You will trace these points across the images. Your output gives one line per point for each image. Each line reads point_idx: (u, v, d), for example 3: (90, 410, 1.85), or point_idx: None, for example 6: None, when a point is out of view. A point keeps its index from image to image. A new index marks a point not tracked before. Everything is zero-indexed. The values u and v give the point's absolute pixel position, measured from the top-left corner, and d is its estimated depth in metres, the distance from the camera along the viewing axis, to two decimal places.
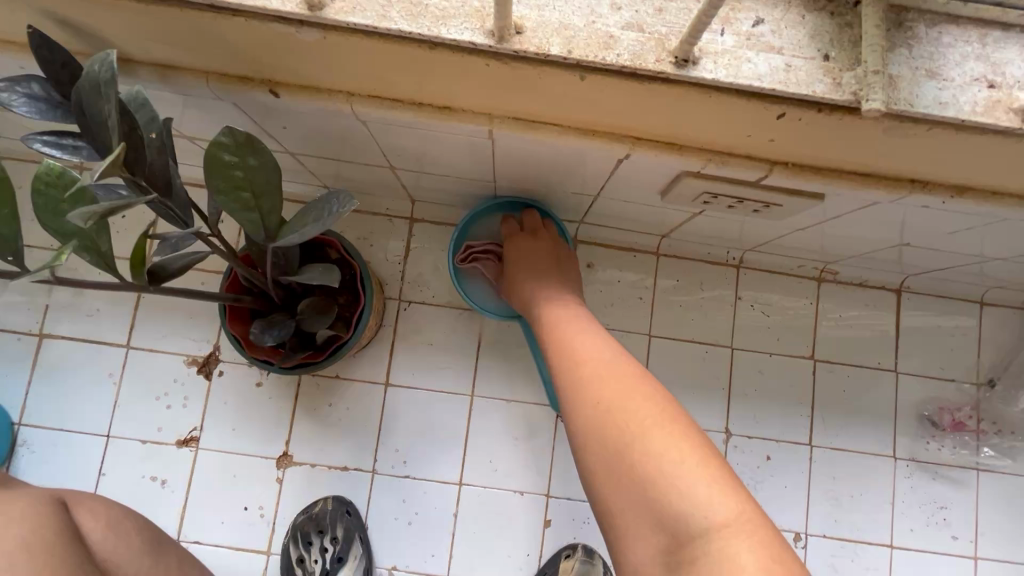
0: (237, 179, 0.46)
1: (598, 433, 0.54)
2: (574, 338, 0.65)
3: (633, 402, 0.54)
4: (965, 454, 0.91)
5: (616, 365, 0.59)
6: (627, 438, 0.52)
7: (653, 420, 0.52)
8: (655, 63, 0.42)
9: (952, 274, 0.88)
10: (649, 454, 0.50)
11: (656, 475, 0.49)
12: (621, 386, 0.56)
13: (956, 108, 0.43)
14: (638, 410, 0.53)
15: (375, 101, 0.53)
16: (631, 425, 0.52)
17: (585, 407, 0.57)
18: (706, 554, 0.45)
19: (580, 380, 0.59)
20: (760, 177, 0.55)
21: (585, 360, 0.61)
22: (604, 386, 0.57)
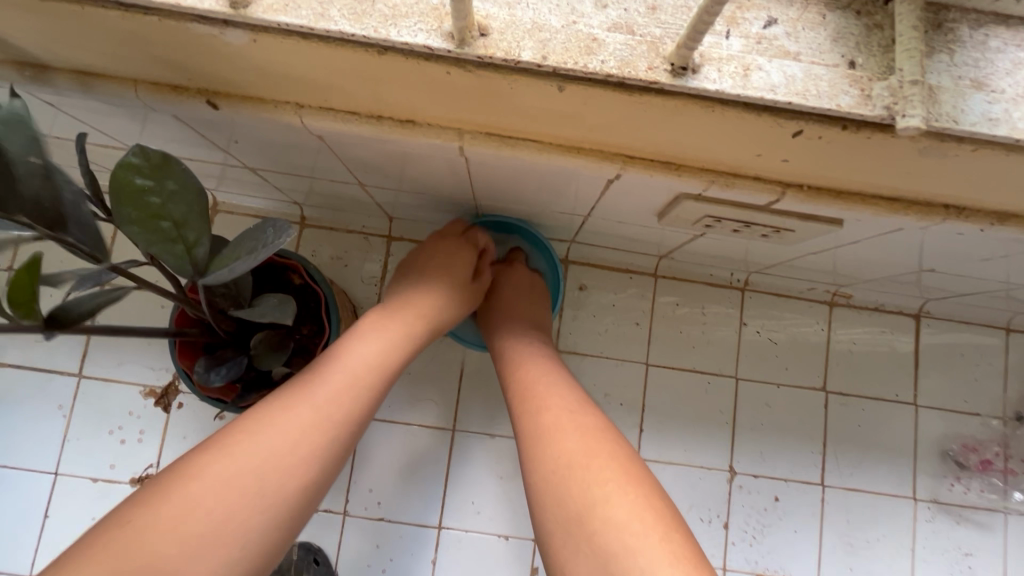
0: (153, 208, 0.40)
1: (556, 498, 0.48)
2: (541, 382, 0.60)
3: (598, 463, 0.49)
4: (992, 496, 0.83)
5: (581, 417, 0.54)
6: (587, 505, 0.46)
7: (618, 487, 0.47)
8: (647, 71, 0.35)
9: (978, 300, 0.80)
10: (612, 525, 0.45)
11: (616, 553, 0.43)
12: (588, 442, 0.51)
13: (1009, 125, 0.36)
14: (603, 473, 0.48)
15: (328, 113, 0.46)
16: (594, 490, 0.47)
17: (545, 461, 0.51)
18: None
19: (540, 432, 0.54)
20: (771, 201, 0.48)
21: (548, 407, 0.56)
22: (568, 440, 0.51)
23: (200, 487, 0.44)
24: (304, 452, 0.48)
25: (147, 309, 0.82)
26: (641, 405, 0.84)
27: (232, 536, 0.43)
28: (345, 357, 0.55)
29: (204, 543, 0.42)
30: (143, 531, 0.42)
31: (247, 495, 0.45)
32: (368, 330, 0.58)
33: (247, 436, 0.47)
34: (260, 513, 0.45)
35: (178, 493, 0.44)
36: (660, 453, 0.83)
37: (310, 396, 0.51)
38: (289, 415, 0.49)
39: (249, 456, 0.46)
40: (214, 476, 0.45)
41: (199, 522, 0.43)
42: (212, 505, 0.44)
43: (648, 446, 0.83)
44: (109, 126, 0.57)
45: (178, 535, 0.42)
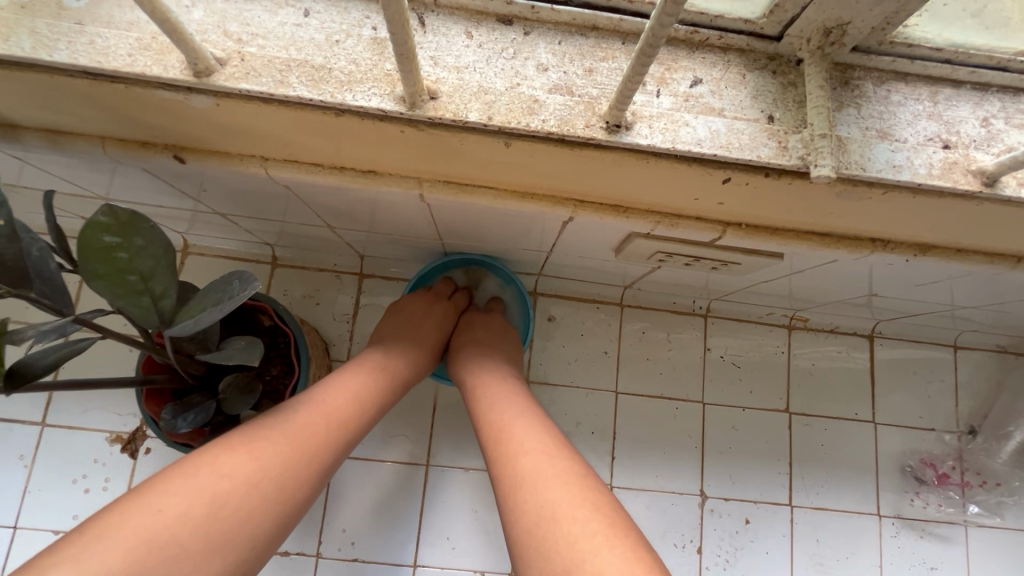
0: (121, 263, 0.41)
1: (517, 494, 0.49)
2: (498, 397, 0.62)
3: (551, 462, 0.51)
4: (951, 510, 0.86)
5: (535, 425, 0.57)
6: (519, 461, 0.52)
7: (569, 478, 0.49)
8: (584, 128, 0.38)
9: (924, 320, 0.85)
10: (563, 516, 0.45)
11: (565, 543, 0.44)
12: (541, 444, 0.53)
13: (911, 170, 0.40)
14: (554, 470, 0.50)
15: (292, 164, 0.48)
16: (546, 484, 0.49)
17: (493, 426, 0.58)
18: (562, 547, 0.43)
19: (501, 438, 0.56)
20: (714, 238, 0.52)
21: (508, 418, 0.58)
22: (524, 442, 0.54)
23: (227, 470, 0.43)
24: (326, 448, 0.50)
25: (114, 354, 0.82)
26: (612, 433, 0.86)
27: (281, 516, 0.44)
28: (343, 385, 0.56)
29: (248, 526, 0.42)
30: (184, 511, 0.40)
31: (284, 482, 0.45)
32: (347, 373, 0.58)
33: (274, 424, 0.48)
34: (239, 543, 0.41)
35: (216, 476, 0.42)
36: (632, 480, 0.85)
37: (315, 409, 0.51)
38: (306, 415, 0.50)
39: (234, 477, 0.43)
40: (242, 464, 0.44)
41: (242, 501, 0.42)
42: (196, 525, 0.40)
43: (621, 474, 0.85)
44: (76, 176, 0.58)
45: (221, 518, 0.41)
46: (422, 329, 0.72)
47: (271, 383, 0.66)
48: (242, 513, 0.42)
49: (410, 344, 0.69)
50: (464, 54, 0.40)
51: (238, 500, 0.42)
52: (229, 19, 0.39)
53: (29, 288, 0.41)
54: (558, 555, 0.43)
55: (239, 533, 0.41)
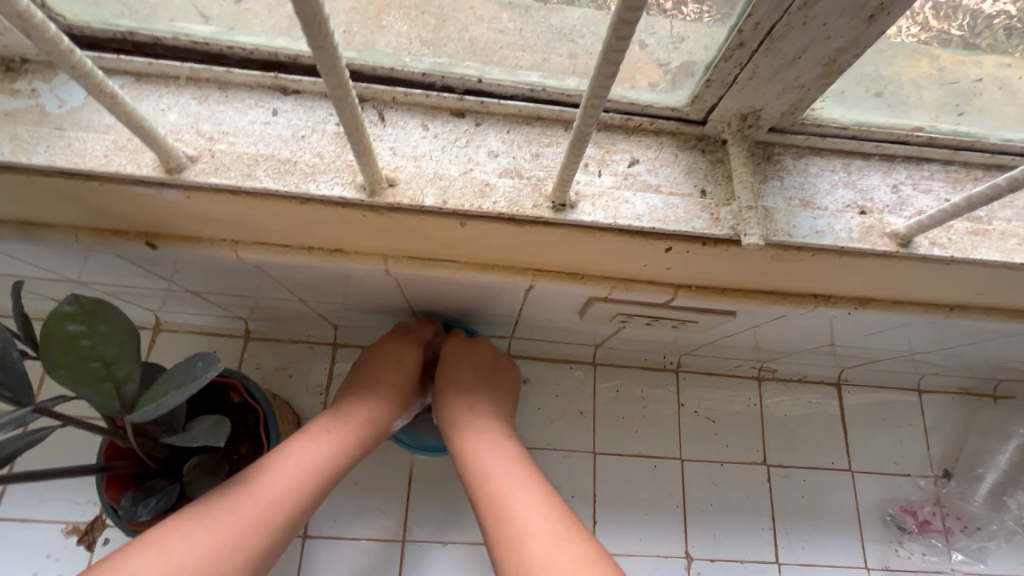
0: (84, 350, 0.41)
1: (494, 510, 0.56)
2: (472, 429, 0.65)
3: (522, 489, 0.57)
4: (936, 559, 0.85)
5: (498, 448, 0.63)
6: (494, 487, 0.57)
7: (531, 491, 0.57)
8: (532, 208, 0.42)
9: (884, 365, 0.88)
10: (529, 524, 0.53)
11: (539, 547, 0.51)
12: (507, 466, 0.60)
13: (833, 236, 0.44)
14: (518, 486, 0.57)
15: (261, 246, 0.51)
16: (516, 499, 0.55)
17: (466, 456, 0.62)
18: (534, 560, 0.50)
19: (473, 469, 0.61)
20: (668, 300, 0.55)
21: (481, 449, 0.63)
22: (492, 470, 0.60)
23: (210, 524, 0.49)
24: (306, 499, 0.55)
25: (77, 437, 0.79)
26: (592, 496, 0.85)
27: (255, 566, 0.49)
28: (318, 442, 0.59)
29: None
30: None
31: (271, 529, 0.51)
32: (321, 431, 0.61)
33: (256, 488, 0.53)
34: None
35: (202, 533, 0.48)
36: (616, 545, 0.83)
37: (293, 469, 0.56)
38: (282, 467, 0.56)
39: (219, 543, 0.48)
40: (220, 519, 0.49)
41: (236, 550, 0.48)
42: None
43: (603, 538, 0.83)
44: (47, 263, 0.59)
45: (219, 569, 0.47)
46: (388, 378, 0.70)
47: (238, 462, 0.65)
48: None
49: (376, 399, 0.68)
50: (420, 144, 0.43)
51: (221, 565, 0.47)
52: (202, 120, 0.43)
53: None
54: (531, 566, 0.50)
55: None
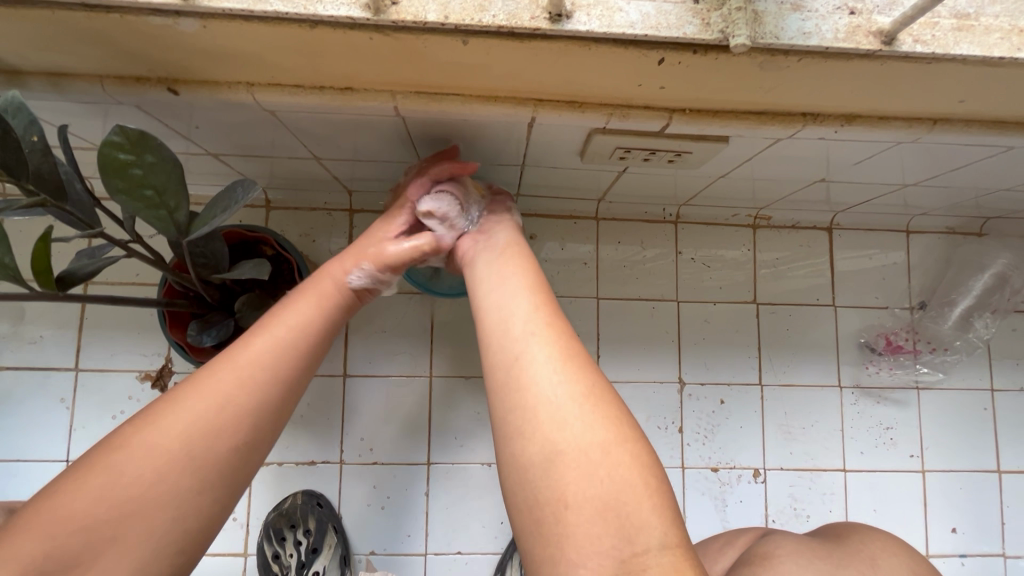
0: (137, 177, 0.47)
1: (509, 393, 0.50)
2: (507, 335, 0.53)
3: (593, 441, 0.46)
4: (903, 374, 0.96)
5: (531, 311, 0.54)
6: (549, 429, 0.46)
7: (563, 396, 0.48)
8: (530, 20, 0.44)
9: (875, 206, 0.92)
10: (601, 527, 0.43)
11: (568, 482, 0.45)
12: (570, 391, 0.48)
13: (819, 37, 0.45)
14: (568, 420, 0.47)
15: (276, 88, 0.53)
16: (545, 409, 0.47)
17: (515, 378, 0.50)
18: (583, 530, 0.43)
19: (523, 413, 0.48)
20: (663, 126, 0.58)
21: (536, 369, 0.50)
22: (538, 388, 0.48)
23: (167, 439, 0.47)
24: (253, 406, 0.51)
25: (125, 280, 0.84)
26: (596, 334, 0.94)
27: (196, 478, 0.47)
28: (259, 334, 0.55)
29: (169, 498, 0.45)
30: (108, 494, 0.44)
31: (248, 451, 0.50)
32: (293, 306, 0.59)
33: (194, 393, 0.49)
34: (165, 506, 0.45)
35: (137, 460, 0.45)
36: (617, 374, 0.94)
37: (220, 373, 0.51)
38: (260, 352, 0.53)
39: (155, 464, 0.46)
40: (181, 431, 0.47)
41: (194, 499, 0.46)
42: (124, 505, 0.44)
43: (606, 369, 0.94)
44: (74, 131, 0.62)
45: (153, 489, 0.45)
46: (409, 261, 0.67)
47: None
48: (157, 496, 0.45)
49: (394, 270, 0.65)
50: None
51: (163, 481, 0.45)
52: None
53: (62, 201, 0.49)
54: (573, 529, 0.43)
55: (153, 498, 0.45)
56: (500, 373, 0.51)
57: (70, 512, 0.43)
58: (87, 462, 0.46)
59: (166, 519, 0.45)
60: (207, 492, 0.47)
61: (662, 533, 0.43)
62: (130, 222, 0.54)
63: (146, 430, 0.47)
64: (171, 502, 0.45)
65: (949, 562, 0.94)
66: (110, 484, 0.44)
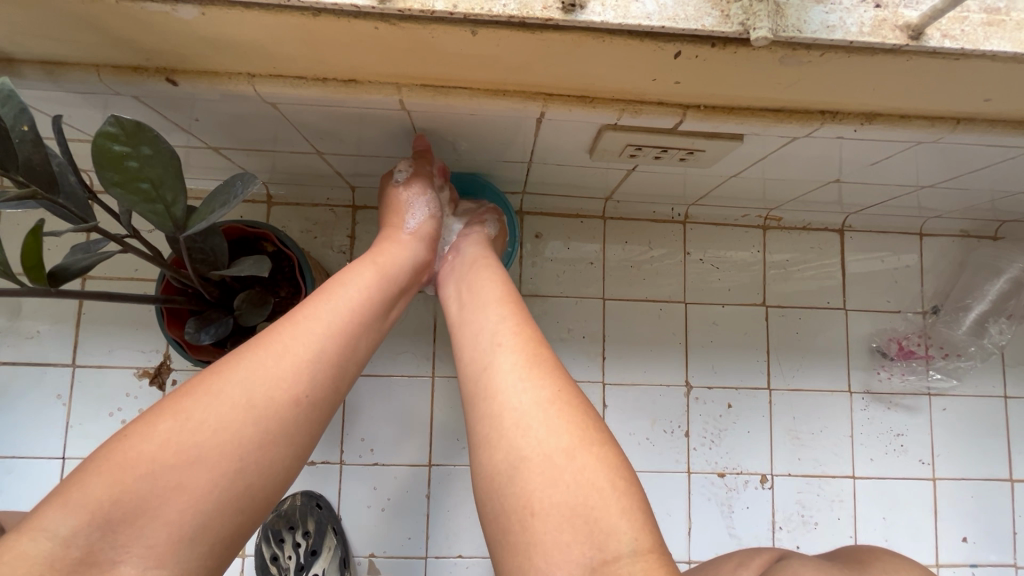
0: (132, 171, 0.45)
1: (475, 404, 0.50)
2: (476, 347, 0.53)
3: (556, 444, 0.44)
4: (915, 380, 0.94)
5: (498, 322, 0.54)
6: (513, 436, 0.46)
7: (528, 401, 0.47)
8: (542, 10, 0.42)
9: (890, 208, 0.90)
10: (562, 534, 0.42)
11: (531, 489, 0.43)
12: (534, 394, 0.47)
13: (844, 30, 0.43)
14: (530, 424, 0.46)
15: (277, 80, 0.52)
16: (508, 417, 0.46)
17: (481, 388, 0.50)
18: (545, 538, 0.42)
19: (487, 421, 0.48)
20: (676, 123, 0.56)
21: (503, 375, 0.49)
22: (502, 395, 0.48)
23: (235, 387, 0.46)
24: (321, 365, 0.50)
25: (123, 276, 0.82)
26: (602, 336, 0.92)
27: (260, 430, 0.45)
28: (321, 296, 0.54)
29: (234, 449, 0.44)
30: (169, 443, 0.42)
31: (313, 407, 0.48)
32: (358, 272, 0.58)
33: (263, 347, 0.48)
34: (228, 458, 0.43)
35: (203, 407, 0.44)
36: (623, 376, 0.92)
37: (291, 329, 0.50)
38: (329, 314, 0.52)
39: (222, 413, 0.44)
40: (247, 381, 0.46)
41: (254, 453, 0.44)
42: (188, 452, 0.42)
43: (612, 371, 0.92)
44: (70, 122, 0.61)
45: (221, 438, 0.43)
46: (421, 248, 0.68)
47: (280, 303, 0.71)
48: (221, 445, 0.43)
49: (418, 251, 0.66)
50: None
51: (230, 430, 0.44)
52: None
53: (54, 193, 0.47)
54: (537, 538, 0.42)
55: (216, 449, 0.43)
56: (467, 384, 0.52)
57: (135, 458, 0.42)
58: (155, 407, 0.45)
59: (229, 473, 0.43)
60: (273, 450, 0.45)
61: (632, 537, 0.42)
62: (126, 216, 0.52)
63: (216, 379, 0.46)
64: (238, 452, 0.44)
65: (959, 572, 0.92)
66: (175, 430, 0.43)
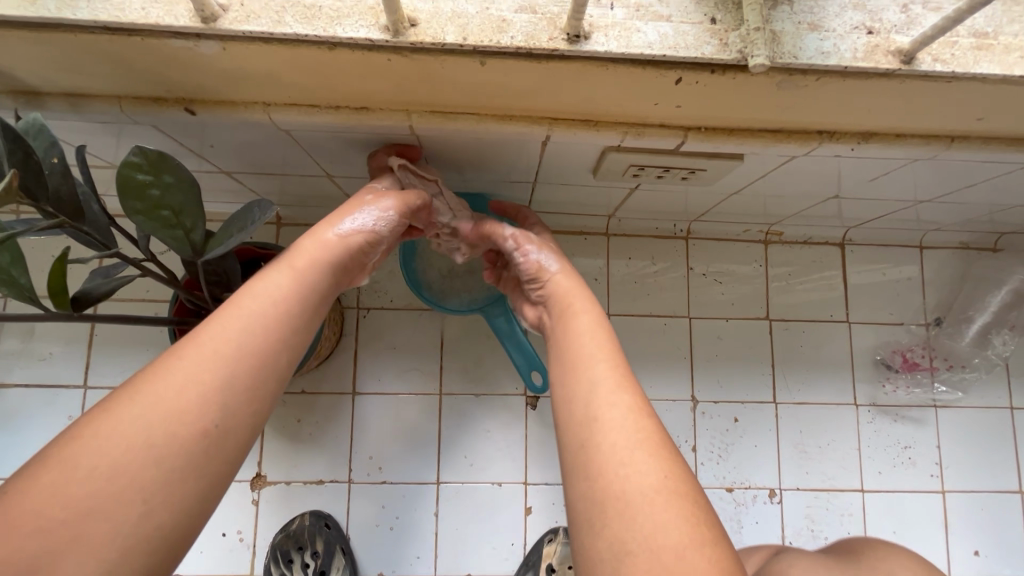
0: (154, 199, 0.47)
1: (575, 453, 0.47)
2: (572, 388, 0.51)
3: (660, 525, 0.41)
4: (920, 392, 0.94)
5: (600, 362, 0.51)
6: (616, 501, 0.43)
7: (633, 463, 0.44)
8: (548, 41, 0.44)
9: (890, 221, 0.91)
10: None
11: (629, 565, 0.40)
12: (637, 460, 0.44)
13: (838, 56, 0.45)
14: (633, 493, 0.43)
15: (292, 108, 0.54)
16: (613, 479, 0.44)
17: (579, 439, 0.47)
18: None
19: (587, 479, 0.45)
20: (679, 144, 0.58)
21: (605, 429, 0.46)
22: (602, 452, 0.45)
23: (139, 419, 0.40)
24: (243, 380, 0.44)
25: (136, 298, 0.84)
26: None
27: (177, 462, 0.40)
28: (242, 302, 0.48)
29: (146, 486, 0.39)
30: (67, 490, 0.37)
31: (257, 397, 0.45)
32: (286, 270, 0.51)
33: (173, 368, 0.43)
34: (142, 497, 0.38)
35: (102, 446, 0.39)
36: None
37: (203, 346, 0.44)
38: (251, 323, 0.47)
39: (124, 449, 0.39)
40: (155, 409, 0.41)
41: (199, 458, 0.41)
42: (90, 499, 0.37)
43: None
44: (90, 149, 0.62)
45: (128, 477, 0.38)
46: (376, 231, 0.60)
47: None
48: (130, 485, 0.38)
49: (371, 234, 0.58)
50: None
51: (139, 467, 0.39)
52: None
53: (80, 222, 0.49)
54: None
55: (125, 490, 0.38)
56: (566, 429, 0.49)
57: (24, 513, 0.36)
58: (46, 452, 0.39)
59: (147, 512, 0.38)
60: (197, 476, 0.41)
61: None
62: (146, 240, 0.54)
63: (118, 411, 0.40)
64: (152, 490, 0.39)
65: None
66: (71, 475, 0.38)
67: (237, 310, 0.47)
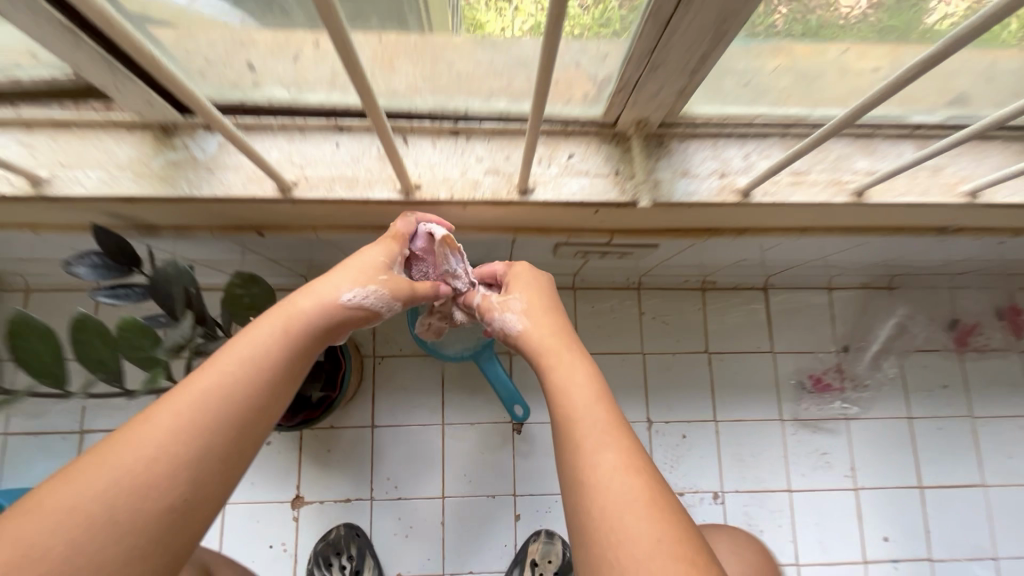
0: (246, 303, 0.69)
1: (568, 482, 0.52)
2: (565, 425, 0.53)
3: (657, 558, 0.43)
4: (832, 408, 1.16)
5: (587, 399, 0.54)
6: (611, 533, 0.45)
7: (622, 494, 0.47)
8: (507, 194, 0.67)
9: (798, 271, 1.14)
10: None
11: None
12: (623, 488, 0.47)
13: (699, 194, 0.68)
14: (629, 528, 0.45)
15: (333, 229, 0.77)
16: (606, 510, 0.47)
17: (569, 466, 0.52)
18: None
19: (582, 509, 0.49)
20: (608, 240, 0.81)
21: (593, 460, 0.50)
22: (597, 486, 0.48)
23: (133, 457, 0.44)
24: (228, 427, 0.48)
25: None
26: None
27: (160, 502, 0.44)
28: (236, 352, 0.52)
29: (129, 522, 0.42)
30: (54, 522, 0.40)
31: (246, 445, 0.50)
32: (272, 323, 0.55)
33: (167, 410, 0.47)
34: (125, 534, 0.41)
35: (96, 478, 0.42)
36: None
37: (198, 390, 0.48)
38: (239, 372, 0.51)
39: (110, 486, 0.42)
40: (145, 449, 0.44)
41: (180, 500, 0.44)
42: (72, 536, 0.40)
43: None
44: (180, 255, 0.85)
45: (111, 515, 0.41)
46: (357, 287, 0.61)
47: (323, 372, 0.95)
48: (112, 523, 0.41)
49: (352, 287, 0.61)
50: (433, 158, 0.68)
51: (123, 506, 0.42)
52: (292, 156, 0.67)
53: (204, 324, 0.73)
54: None
55: (102, 528, 0.41)
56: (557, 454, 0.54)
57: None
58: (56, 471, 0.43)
59: (123, 551, 0.41)
60: (176, 515, 0.44)
61: None
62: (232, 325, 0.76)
63: (117, 445, 0.44)
64: (132, 529, 0.42)
65: (884, 567, 1.12)
66: (58, 509, 0.40)
67: (225, 369, 0.50)
